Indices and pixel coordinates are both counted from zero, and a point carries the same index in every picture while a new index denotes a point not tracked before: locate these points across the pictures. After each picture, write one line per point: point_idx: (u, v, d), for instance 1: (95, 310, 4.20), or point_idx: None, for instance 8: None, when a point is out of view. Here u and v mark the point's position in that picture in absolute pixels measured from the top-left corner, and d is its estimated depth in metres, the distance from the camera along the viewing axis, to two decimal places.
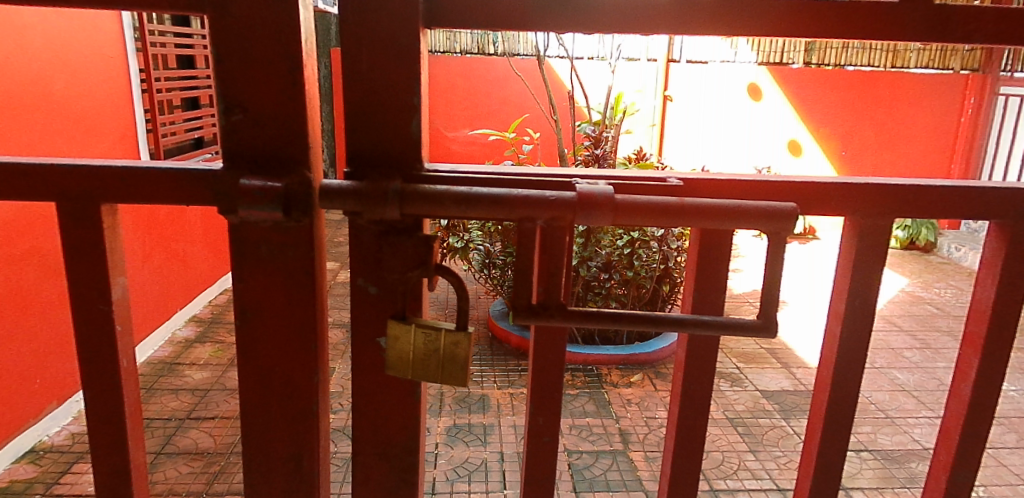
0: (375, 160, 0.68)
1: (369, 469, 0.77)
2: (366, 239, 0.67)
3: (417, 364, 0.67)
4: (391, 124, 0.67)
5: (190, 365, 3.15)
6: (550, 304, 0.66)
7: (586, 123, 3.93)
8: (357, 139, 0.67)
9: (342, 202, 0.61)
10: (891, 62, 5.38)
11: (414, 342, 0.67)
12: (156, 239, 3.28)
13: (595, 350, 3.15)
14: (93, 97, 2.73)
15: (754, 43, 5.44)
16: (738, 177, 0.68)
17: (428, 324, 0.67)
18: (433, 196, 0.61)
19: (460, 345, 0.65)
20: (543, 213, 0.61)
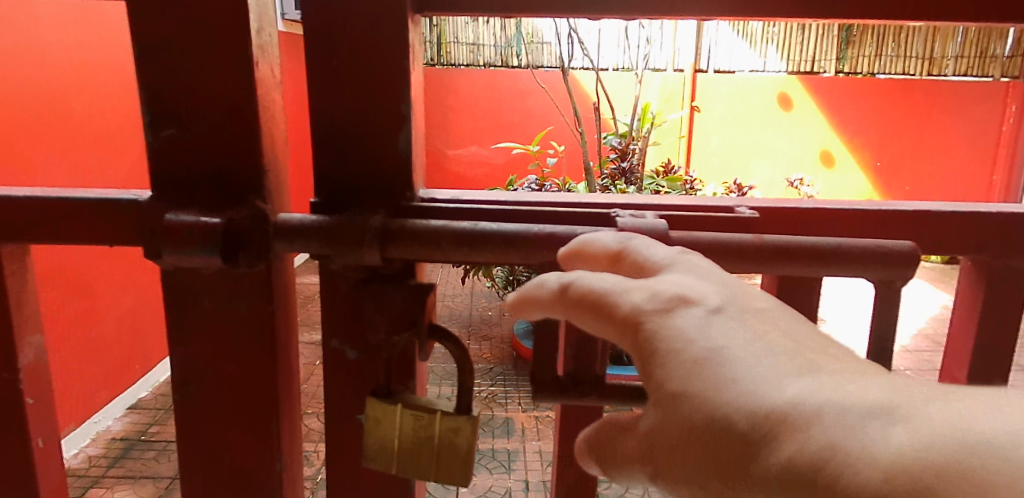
0: (357, 182, 0.61)
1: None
2: (342, 288, 0.64)
3: (403, 452, 0.61)
4: (377, 142, 0.60)
5: None
6: (587, 383, 0.60)
7: (612, 135, 3.84)
8: (340, 158, 0.61)
9: (307, 244, 0.57)
10: (927, 69, 5.19)
11: (400, 424, 0.61)
12: None
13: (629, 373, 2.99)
14: (116, 114, 2.70)
15: (783, 49, 5.26)
16: (823, 204, 0.62)
17: (417, 407, 0.61)
18: (432, 236, 0.56)
19: (459, 434, 0.59)
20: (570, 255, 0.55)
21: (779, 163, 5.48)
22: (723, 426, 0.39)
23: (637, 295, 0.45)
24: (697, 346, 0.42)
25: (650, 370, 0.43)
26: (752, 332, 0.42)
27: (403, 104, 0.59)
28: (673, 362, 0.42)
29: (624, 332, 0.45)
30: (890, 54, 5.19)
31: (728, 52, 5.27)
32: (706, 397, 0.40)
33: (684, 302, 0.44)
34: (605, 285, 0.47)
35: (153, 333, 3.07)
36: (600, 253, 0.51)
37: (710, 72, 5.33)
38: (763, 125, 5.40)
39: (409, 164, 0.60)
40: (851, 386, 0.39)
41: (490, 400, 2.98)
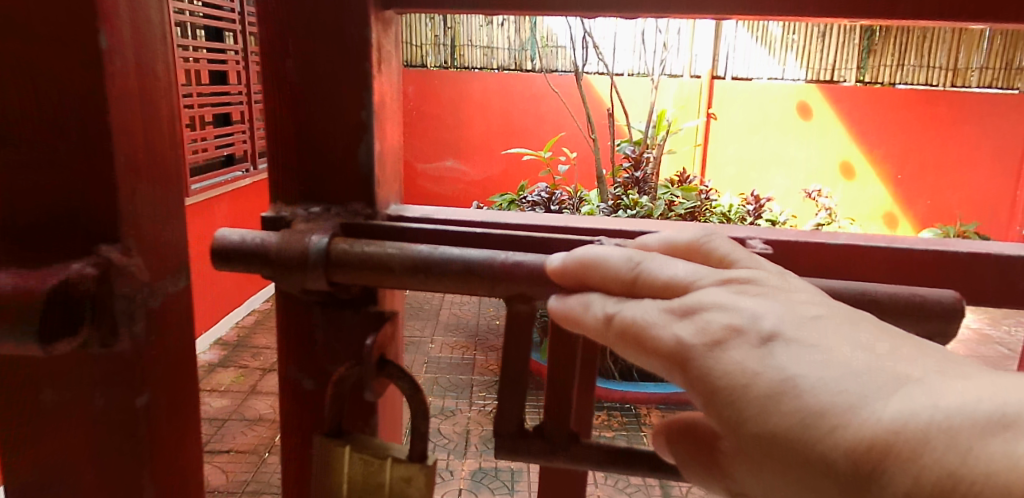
0: (318, 193, 0.68)
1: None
2: (297, 309, 0.69)
3: (354, 495, 0.65)
4: (338, 147, 0.67)
5: (211, 391, 2.99)
6: (560, 445, 0.62)
7: (627, 143, 3.77)
8: (305, 167, 0.68)
9: (246, 264, 0.62)
10: (951, 80, 5.08)
11: (350, 470, 0.64)
12: None
13: (634, 387, 3.09)
14: None
15: (803, 57, 5.16)
16: (819, 240, 0.69)
17: (368, 452, 0.64)
18: (370, 260, 0.60)
19: (410, 483, 0.63)
20: (524, 287, 0.58)
21: (797, 174, 5.35)
22: (820, 467, 0.36)
23: (686, 328, 0.43)
24: (759, 376, 0.39)
25: (721, 410, 0.40)
26: (821, 352, 0.39)
27: (362, 110, 0.65)
28: (743, 402, 0.39)
29: (683, 370, 0.43)
30: (912, 64, 5.07)
31: (746, 59, 5.19)
32: (788, 438, 0.37)
33: (738, 329, 0.41)
34: (648, 317, 0.45)
35: None
36: (611, 279, 0.49)
37: (727, 78, 5.25)
38: (780, 134, 5.29)
39: (371, 174, 0.67)
40: (947, 396, 0.35)
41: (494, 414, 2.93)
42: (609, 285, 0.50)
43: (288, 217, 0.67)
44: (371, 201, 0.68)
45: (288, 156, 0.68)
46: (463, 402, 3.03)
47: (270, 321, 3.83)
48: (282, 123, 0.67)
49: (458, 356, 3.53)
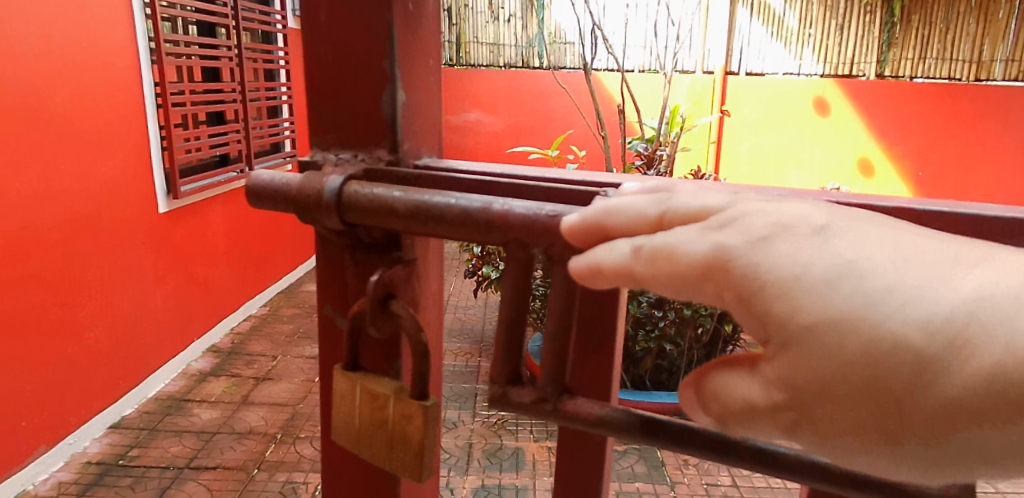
0: (349, 141, 0.72)
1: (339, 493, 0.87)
2: (331, 251, 0.77)
3: (365, 429, 0.70)
4: (364, 98, 0.70)
5: (200, 402, 2.87)
6: (549, 394, 0.58)
7: (638, 140, 3.61)
8: (336, 114, 0.72)
9: (270, 200, 0.68)
10: (973, 74, 4.72)
11: (359, 404, 0.70)
12: (170, 264, 3.07)
13: (647, 398, 2.92)
14: (102, 114, 2.57)
15: (821, 51, 5.03)
16: (859, 200, 0.60)
17: (377, 391, 0.69)
18: (377, 203, 0.62)
19: (410, 423, 0.65)
20: (525, 234, 0.55)
21: (813, 172, 5.19)
22: (894, 348, 0.38)
23: (730, 236, 0.42)
24: (816, 263, 0.40)
25: (770, 303, 0.40)
26: (876, 238, 0.41)
27: (385, 60, 0.67)
28: (803, 291, 0.39)
29: (723, 276, 0.42)
30: (934, 56, 4.78)
31: (761, 53, 5.12)
32: (855, 318, 0.38)
33: (786, 226, 0.42)
34: (683, 236, 0.44)
35: (145, 343, 2.89)
36: (638, 220, 0.47)
37: (741, 74, 5.20)
38: (798, 131, 5.15)
39: (395, 120, 0.69)
40: (1008, 279, 0.38)
41: (498, 427, 2.78)
42: (630, 225, 0.48)
43: (318, 161, 0.72)
44: (393, 148, 0.70)
45: (321, 107, 0.72)
46: (466, 413, 2.88)
47: (267, 327, 3.72)
48: (318, 80, 0.71)
49: (462, 364, 3.38)
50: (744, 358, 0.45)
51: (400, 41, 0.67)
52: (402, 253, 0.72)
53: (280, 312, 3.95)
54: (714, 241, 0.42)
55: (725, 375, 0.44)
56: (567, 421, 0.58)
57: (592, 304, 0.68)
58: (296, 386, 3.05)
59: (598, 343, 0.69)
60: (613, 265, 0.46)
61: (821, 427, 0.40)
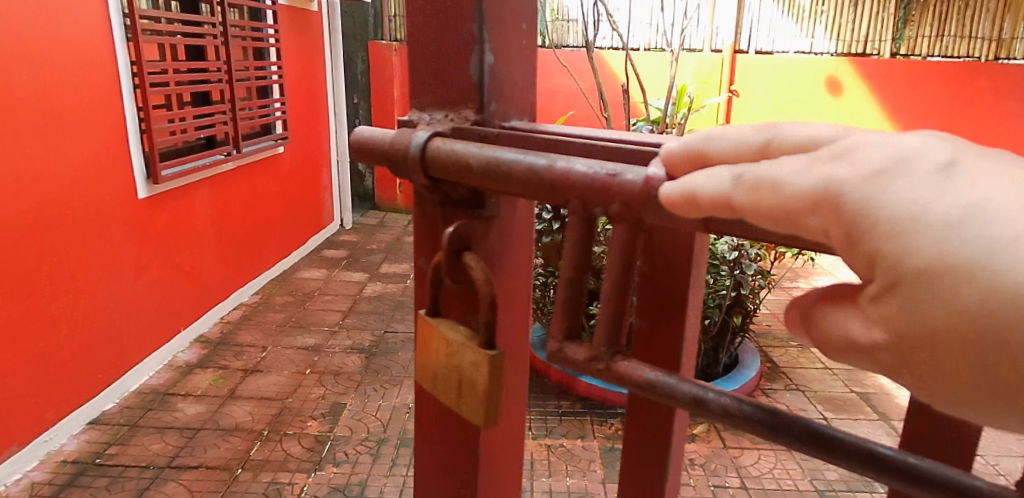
0: (443, 103, 0.81)
1: (429, 439, 0.95)
2: (427, 207, 0.86)
3: (441, 371, 0.75)
4: (456, 60, 0.79)
5: (185, 396, 2.75)
6: (604, 355, 0.58)
7: (642, 121, 3.47)
8: (432, 78, 0.82)
9: (366, 156, 0.78)
10: (995, 52, 4.52)
11: (437, 349, 0.75)
12: (153, 251, 2.95)
13: None
14: (74, 94, 2.45)
15: (833, 29, 4.82)
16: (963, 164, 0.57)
17: (450, 337, 0.73)
18: (457, 156, 0.65)
19: (477, 369, 0.69)
20: (588, 194, 0.54)
21: None
22: (1016, 299, 0.34)
23: (843, 168, 0.40)
24: (937, 200, 0.37)
25: (882, 244, 0.37)
26: (1003, 177, 0.37)
27: (472, 24, 0.76)
28: (919, 232, 0.36)
29: (834, 209, 0.39)
30: (953, 34, 4.57)
31: (772, 30, 4.94)
32: (973, 264, 0.35)
33: (906, 160, 0.39)
34: (790, 167, 0.41)
35: (125, 334, 2.78)
36: (741, 149, 0.46)
37: (751, 52, 5.02)
38: (809, 112, 4.98)
39: (481, 80, 0.78)
40: None
41: None
42: (731, 158, 0.46)
43: (414, 121, 0.82)
44: (480, 108, 0.79)
45: (422, 73, 0.83)
46: None
47: (258, 316, 3.59)
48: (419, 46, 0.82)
49: None
50: (849, 292, 0.42)
51: (486, 7, 0.76)
52: (482, 211, 0.76)
53: (272, 300, 3.83)
54: (829, 171, 0.40)
55: (831, 308, 0.42)
56: (620, 383, 0.58)
57: (660, 272, 0.73)
58: (285, 380, 2.93)
59: (669, 312, 0.74)
60: (713, 187, 0.44)
61: (927, 371, 0.37)
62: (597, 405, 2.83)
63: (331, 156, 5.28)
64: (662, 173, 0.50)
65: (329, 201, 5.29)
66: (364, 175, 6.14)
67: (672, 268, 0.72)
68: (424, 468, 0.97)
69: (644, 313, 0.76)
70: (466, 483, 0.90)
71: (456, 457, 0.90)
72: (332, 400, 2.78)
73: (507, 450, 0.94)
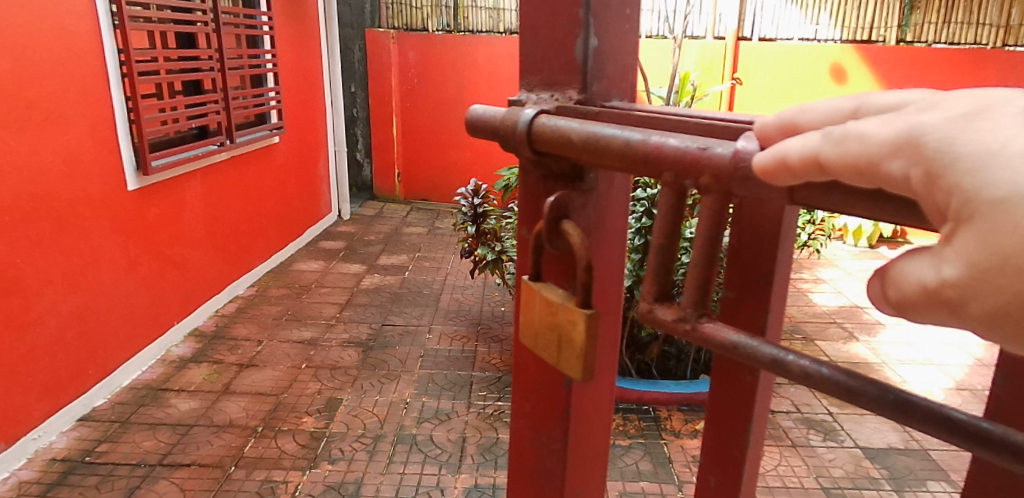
0: (548, 83, 0.80)
1: (522, 395, 0.96)
2: (530, 181, 0.85)
3: (540, 331, 0.74)
4: (561, 40, 0.77)
5: (177, 391, 2.70)
6: (694, 314, 0.58)
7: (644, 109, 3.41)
8: (539, 59, 0.80)
9: (478, 132, 0.81)
10: (1002, 38, 4.46)
11: (534, 310, 0.75)
12: (144, 244, 2.90)
13: (655, 387, 2.76)
14: (56, 84, 2.38)
15: (838, 16, 4.73)
16: None
17: (549, 296, 0.73)
18: (560, 132, 0.68)
19: (573, 326, 0.69)
20: (686, 162, 0.55)
21: None
22: None
23: (926, 112, 0.37)
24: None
25: (960, 179, 0.35)
26: None
27: (579, 8, 0.74)
28: (998, 165, 0.34)
29: (911, 150, 0.37)
30: (959, 20, 4.50)
31: (776, 16, 4.83)
32: None
33: (992, 103, 0.36)
34: (873, 118, 0.40)
35: (114, 329, 2.72)
36: (834, 115, 0.45)
37: (755, 40, 4.91)
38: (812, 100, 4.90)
39: (584, 62, 0.76)
40: None
41: (495, 418, 2.61)
42: (820, 124, 0.46)
43: (524, 100, 0.81)
44: (583, 88, 0.77)
45: (531, 53, 0.81)
46: (460, 403, 2.71)
47: (254, 309, 3.54)
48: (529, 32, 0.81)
49: (458, 349, 3.20)
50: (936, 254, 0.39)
51: None
52: (581, 184, 0.76)
53: (268, 292, 3.78)
54: (912, 115, 0.38)
55: (908, 261, 0.39)
56: (706, 345, 0.57)
57: (749, 238, 0.70)
58: (281, 374, 2.88)
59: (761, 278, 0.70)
60: (803, 144, 0.43)
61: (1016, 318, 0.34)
62: None
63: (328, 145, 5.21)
64: (754, 145, 0.50)
65: (327, 192, 5.22)
66: (362, 166, 6.00)
67: (762, 239, 0.69)
68: (518, 422, 0.98)
69: (731, 283, 0.73)
70: (555, 439, 0.90)
71: (547, 414, 0.91)
72: (327, 396, 2.73)
73: (598, 411, 0.93)
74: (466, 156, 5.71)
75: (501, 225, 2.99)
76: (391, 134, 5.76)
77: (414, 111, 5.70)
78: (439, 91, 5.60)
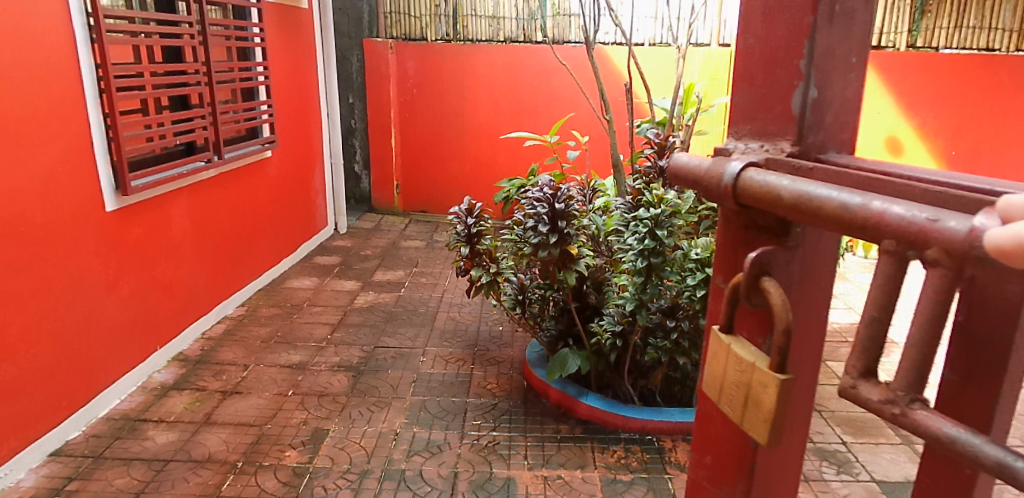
0: (759, 134, 0.87)
1: (706, 444, 1.01)
2: (728, 229, 0.90)
3: (730, 384, 0.79)
4: (779, 92, 0.84)
5: (157, 422, 2.58)
6: (909, 403, 0.60)
7: (647, 122, 3.31)
8: (754, 107, 0.87)
9: (677, 179, 0.88)
10: (1015, 43, 4.34)
11: (726, 366, 0.80)
12: (124, 266, 2.77)
13: (658, 415, 2.61)
14: (28, 102, 2.25)
15: None
16: None
17: (741, 356, 0.78)
18: (769, 188, 0.72)
19: (765, 390, 0.73)
20: (907, 232, 0.57)
21: None
22: None
23: None
24: None
25: None
26: None
27: (801, 59, 0.81)
28: None
29: None
30: (971, 24, 4.35)
31: None
32: None
33: None
34: None
35: (95, 355, 2.60)
36: None
37: None
38: None
39: (802, 113, 0.82)
40: None
41: (489, 451, 2.47)
42: None
43: (730, 149, 0.89)
44: (799, 140, 0.83)
45: (746, 104, 0.88)
46: (453, 434, 2.57)
47: (242, 331, 3.41)
48: (743, 81, 0.89)
49: (452, 373, 3.06)
50: None
51: (818, 44, 0.80)
52: (788, 240, 0.79)
53: (258, 312, 3.65)
54: None
55: None
56: (917, 430, 0.59)
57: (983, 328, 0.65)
58: (265, 403, 2.75)
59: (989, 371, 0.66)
60: None
61: None
62: (598, 430, 2.63)
63: (325, 157, 5.10)
64: (994, 222, 0.52)
65: (324, 206, 5.11)
66: (360, 177, 5.91)
67: (999, 318, 0.64)
68: (696, 471, 1.04)
69: (955, 367, 0.69)
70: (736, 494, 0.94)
71: (728, 467, 0.96)
72: (310, 427, 2.59)
73: (783, 466, 0.96)
74: (466, 167, 5.61)
75: (496, 246, 2.85)
76: (390, 146, 5.63)
77: (413, 122, 5.57)
78: (438, 101, 5.48)
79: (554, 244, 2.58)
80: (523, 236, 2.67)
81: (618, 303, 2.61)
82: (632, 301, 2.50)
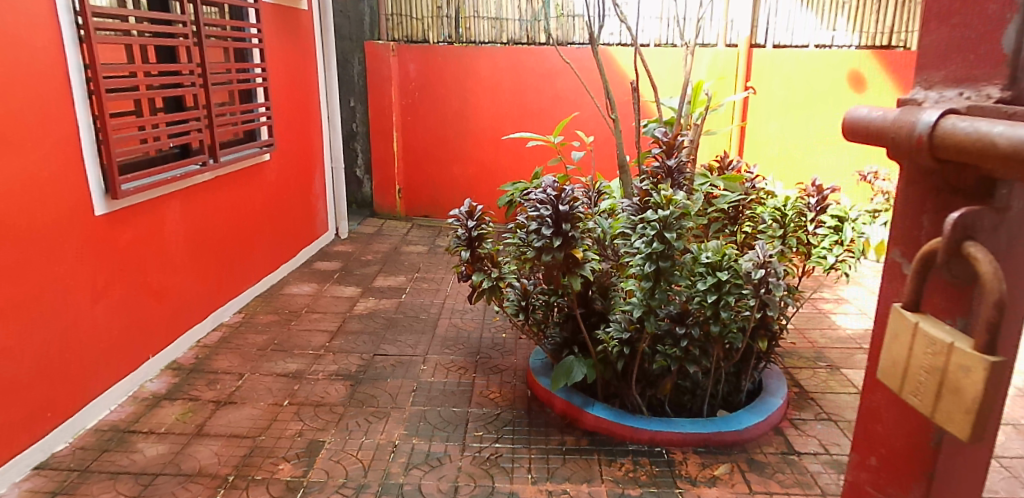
0: (956, 80, 0.85)
1: (874, 445, 1.01)
2: (915, 186, 0.90)
3: (918, 367, 0.81)
4: (986, 29, 0.81)
5: (146, 433, 2.48)
6: None
7: (654, 122, 3.21)
8: (950, 50, 0.85)
9: (858, 133, 0.90)
10: None
11: (911, 351, 0.82)
12: (116, 272, 2.69)
13: (668, 426, 2.51)
14: (13, 102, 2.18)
15: (855, 20, 4.47)
16: None
17: (930, 338, 0.80)
18: (980, 135, 0.73)
19: (965, 373, 0.75)
20: None
21: (847, 153, 4.70)
22: None
23: None
24: None
25: None
26: None
27: None
28: None
29: None
30: None
31: (790, 22, 4.57)
32: None
33: None
34: None
35: (84, 363, 2.52)
36: None
37: (768, 47, 4.65)
38: (830, 108, 4.64)
39: (1016, 53, 0.79)
40: None
41: (492, 464, 2.36)
42: None
43: (919, 99, 0.87)
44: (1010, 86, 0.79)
45: (939, 47, 0.87)
46: (454, 445, 2.47)
47: (238, 339, 3.32)
48: (935, 20, 0.87)
49: (454, 382, 2.96)
50: None
51: None
52: (994, 201, 0.79)
53: (255, 319, 3.56)
54: None
55: None
56: None
57: None
58: (260, 413, 2.65)
59: None
60: None
61: None
62: (605, 441, 2.53)
63: (326, 161, 5.02)
64: None
65: (325, 210, 5.03)
66: (362, 182, 5.84)
67: None
68: (858, 473, 1.04)
69: None
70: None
71: (904, 469, 0.95)
72: (303, 439, 2.49)
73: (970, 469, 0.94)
74: (469, 171, 5.52)
75: (497, 251, 2.75)
76: (392, 150, 5.55)
77: (415, 125, 5.48)
78: (440, 104, 5.40)
79: (558, 247, 2.48)
80: (526, 239, 2.58)
81: (625, 309, 2.50)
82: (639, 307, 2.41)
